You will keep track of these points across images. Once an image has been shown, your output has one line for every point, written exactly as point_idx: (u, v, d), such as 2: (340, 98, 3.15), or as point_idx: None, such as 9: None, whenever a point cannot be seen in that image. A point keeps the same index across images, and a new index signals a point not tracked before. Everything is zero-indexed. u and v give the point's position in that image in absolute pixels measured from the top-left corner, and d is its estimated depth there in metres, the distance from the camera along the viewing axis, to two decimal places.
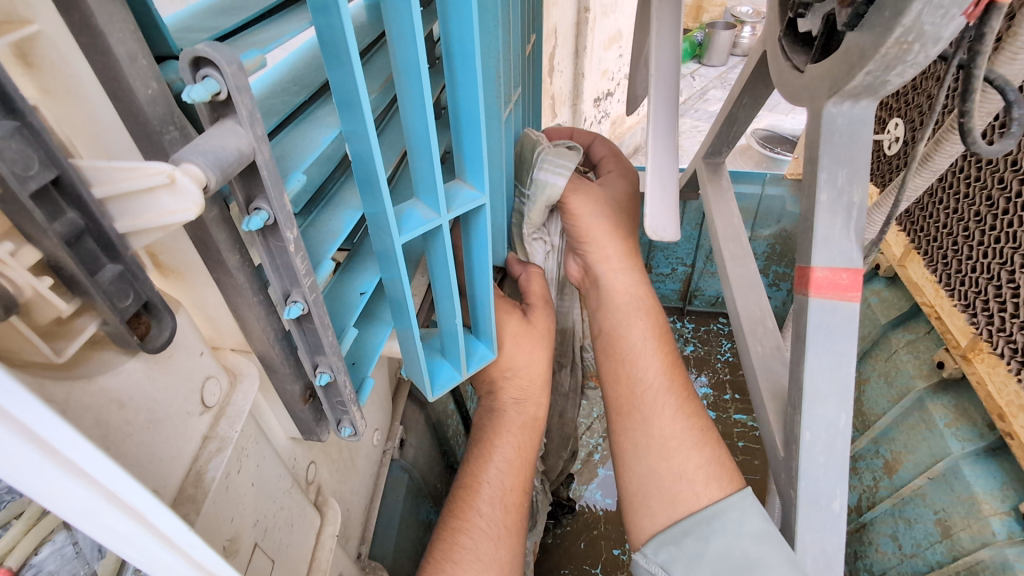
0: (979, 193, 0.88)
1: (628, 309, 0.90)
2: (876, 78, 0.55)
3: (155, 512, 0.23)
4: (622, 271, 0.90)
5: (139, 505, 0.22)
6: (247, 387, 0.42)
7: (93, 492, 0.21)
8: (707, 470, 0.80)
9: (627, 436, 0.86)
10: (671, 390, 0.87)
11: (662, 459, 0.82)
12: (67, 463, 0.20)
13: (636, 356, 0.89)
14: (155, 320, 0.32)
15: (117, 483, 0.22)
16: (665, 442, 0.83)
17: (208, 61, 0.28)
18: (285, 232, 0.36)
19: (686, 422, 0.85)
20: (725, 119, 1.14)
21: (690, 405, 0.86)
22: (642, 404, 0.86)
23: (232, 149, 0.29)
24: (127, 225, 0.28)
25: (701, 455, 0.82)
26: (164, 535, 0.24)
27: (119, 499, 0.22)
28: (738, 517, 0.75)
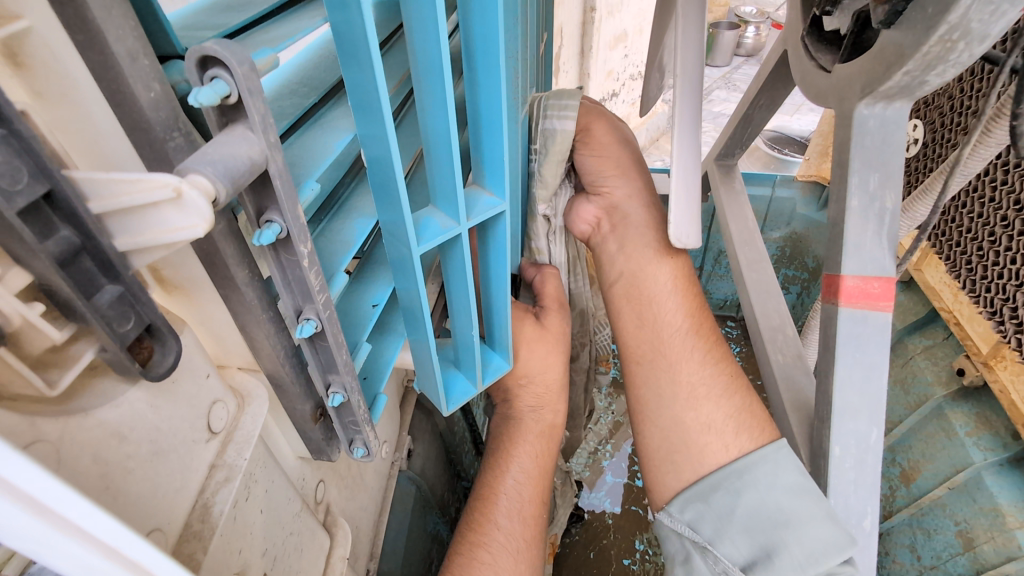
0: (1006, 198, 0.86)
1: (650, 257, 0.86)
2: (915, 79, 0.53)
3: (161, 568, 0.20)
4: (646, 217, 0.87)
5: (144, 561, 0.20)
6: (256, 410, 0.39)
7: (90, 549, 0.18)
8: (737, 419, 0.77)
9: (649, 385, 0.83)
10: (696, 336, 0.83)
11: (689, 409, 0.79)
12: (60, 521, 0.17)
13: (659, 303, 0.85)
14: (159, 344, 0.29)
15: (118, 538, 0.19)
16: (693, 388, 0.80)
17: (217, 60, 0.25)
18: (299, 246, 0.33)
19: (714, 366, 0.81)
20: (740, 121, 1.11)
21: (716, 352, 0.83)
22: (667, 350, 0.83)
23: (243, 158, 0.26)
24: (127, 243, 0.25)
25: (730, 403, 0.78)
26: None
27: (119, 555, 0.19)
28: (772, 469, 0.71)
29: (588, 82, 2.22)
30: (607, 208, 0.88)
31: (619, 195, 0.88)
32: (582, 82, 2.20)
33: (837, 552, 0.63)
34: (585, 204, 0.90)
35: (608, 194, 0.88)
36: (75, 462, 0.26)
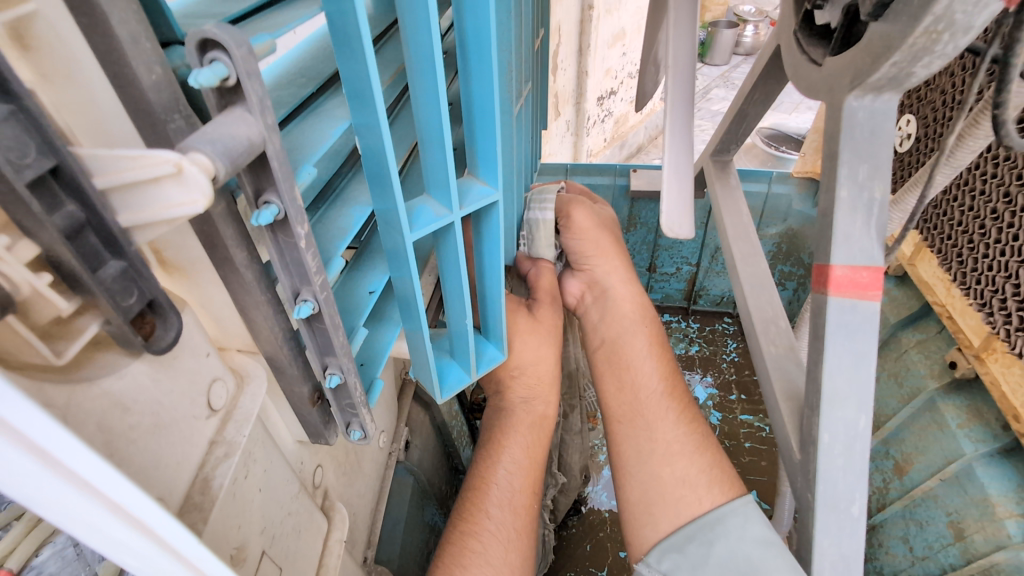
0: (996, 190, 0.87)
1: (631, 325, 0.94)
2: (901, 70, 0.54)
3: (161, 524, 0.21)
4: (624, 285, 0.96)
5: (145, 517, 0.21)
6: (255, 390, 0.40)
7: (98, 504, 0.19)
8: (710, 475, 0.81)
9: (629, 443, 0.87)
10: (671, 396, 0.89)
11: (665, 464, 0.83)
12: (68, 474, 0.18)
13: (637, 364, 0.92)
14: (161, 320, 0.30)
15: (122, 494, 0.20)
16: (668, 446, 0.84)
17: (216, 44, 0.27)
18: (296, 228, 0.34)
19: (688, 427, 0.86)
20: (735, 116, 1.12)
21: (689, 413, 0.88)
22: (644, 409, 0.88)
23: (241, 138, 0.28)
24: (130, 219, 0.26)
25: (703, 459, 0.82)
26: (173, 547, 0.22)
27: (125, 512, 0.20)
28: (740, 522, 0.75)
29: (587, 79, 2.23)
30: (589, 283, 0.95)
31: (602, 272, 0.96)
32: (581, 79, 2.21)
33: None
34: (571, 279, 0.98)
35: (590, 270, 0.95)
36: (81, 429, 0.27)
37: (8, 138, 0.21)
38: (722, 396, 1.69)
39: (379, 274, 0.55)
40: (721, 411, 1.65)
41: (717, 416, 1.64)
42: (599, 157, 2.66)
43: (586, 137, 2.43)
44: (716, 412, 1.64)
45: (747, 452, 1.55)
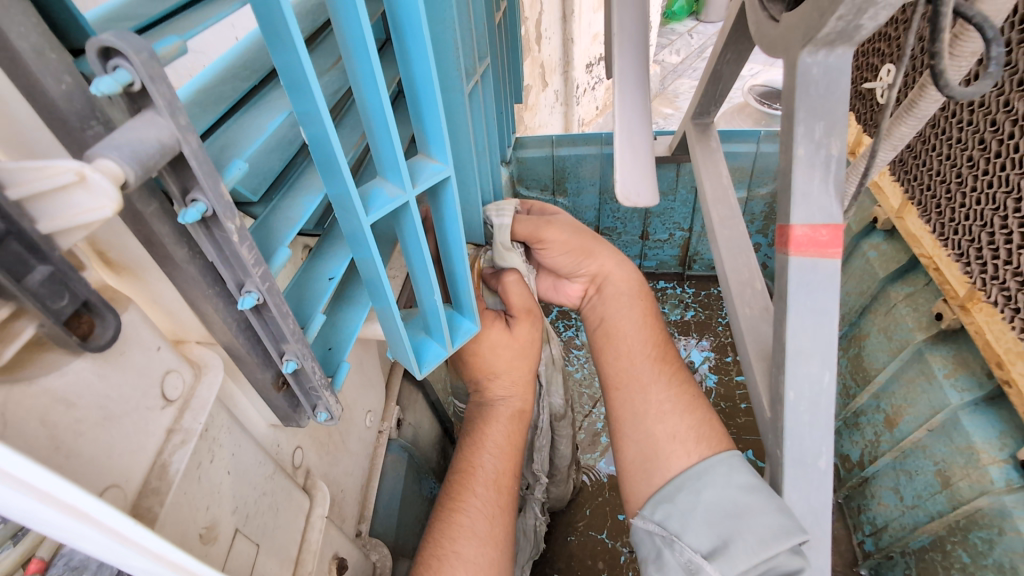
0: (971, 138, 0.86)
1: (626, 301, 0.98)
2: (849, 23, 0.53)
3: (92, 506, 0.23)
4: (619, 266, 1.01)
5: (77, 503, 0.22)
6: (212, 379, 0.42)
7: (26, 495, 0.21)
8: (698, 431, 0.83)
9: (625, 407, 0.89)
10: (665, 361, 0.92)
11: (658, 421, 0.85)
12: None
13: (635, 333, 0.95)
14: (99, 319, 0.32)
15: (48, 482, 0.21)
16: (660, 405, 0.86)
17: (116, 51, 0.27)
18: (226, 222, 0.35)
19: (677, 387, 0.89)
20: (711, 77, 1.10)
21: (682, 376, 0.91)
22: (639, 374, 0.90)
23: (152, 142, 0.29)
24: (49, 226, 0.27)
25: (692, 417, 0.85)
26: (115, 530, 0.24)
27: (54, 499, 0.21)
28: (726, 471, 0.77)
29: (573, 46, 2.17)
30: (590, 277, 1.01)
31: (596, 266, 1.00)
32: (568, 47, 2.16)
33: (786, 537, 0.64)
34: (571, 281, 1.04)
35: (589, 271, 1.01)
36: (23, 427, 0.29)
37: None
38: (718, 359, 1.70)
39: (339, 260, 0.56)
40: (717, 374, 1.66)
41: (714, 379, 1.65)
42: (592, 126, 2.63)
43: (577, 106, 2.40)
44: (711, 375, 1.66)
45: (742, 413, 1.57)
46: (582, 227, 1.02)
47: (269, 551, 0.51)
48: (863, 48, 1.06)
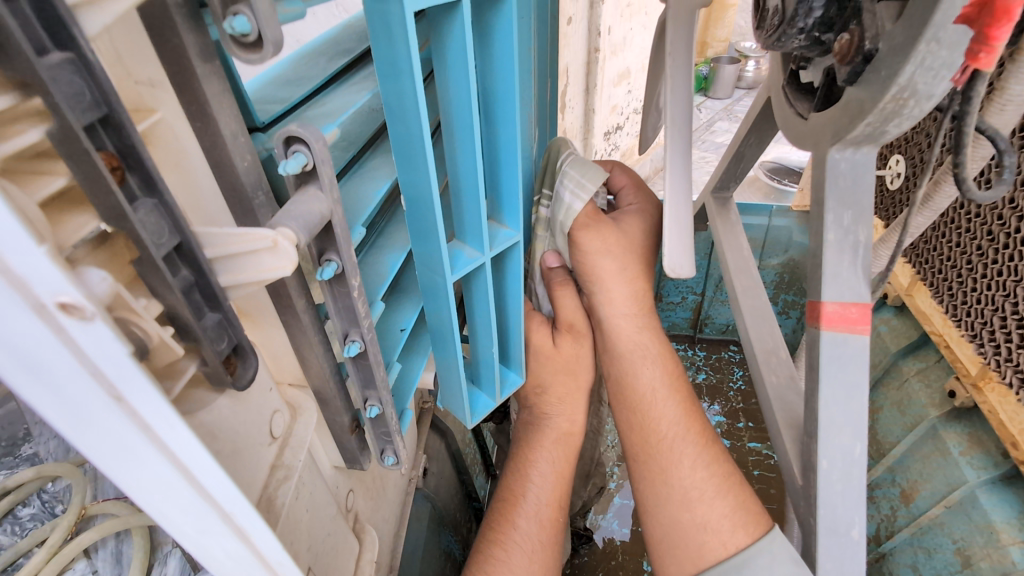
0: (979, 229, 0.92)
1: (637, 354, 0.87)
2: (876, 128, 0.60)
3: (255, 531, 0.27)
4: (630, 308, 0.86)
5: (244, 526, 0.26)
6: (307, 420, 0.46)
7: (214, 512, 0.25)
8: (732, 518, 0.79)
9: (648, 491, 0.84)
10: (689, 437, 0.84)
11: (684, 510, 0.81)
12: (200, 488, 0.24)
13: (650, 402, 0.86)
14: (243, 361, 0.36)
15: (233, 504, 0.25)
16: (685, 492, 0.81)
17: (298, 138, 0.33)
18: (352, 280, 0.40)
19: (705, 469, 0.82)
20: (733, 156, 1.19)
21: (709, 452, 0.84)
22: (658, 453, 0.84)
23: (315, 213, 0.34)
24: (229, 279, 0.32)
25: (725, 503, 0.80)
26: (261, 554, 0.28)
27: (233, 520, 0.26)
28: (768, 562, 0.74)
29: (593, 116, 2.30)
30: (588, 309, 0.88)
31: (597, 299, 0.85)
32: (588, 116, 2.29)
33: None
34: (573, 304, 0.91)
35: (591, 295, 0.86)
36: None
37: (152, 223, 0.27)
38: (730, 423, 1.71)
39: (409, 313, 0.61)
40: (729, 439, 1.67)
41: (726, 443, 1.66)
42: None
43: None
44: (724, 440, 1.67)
45: (755, 480, 1.57)
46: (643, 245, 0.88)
47: None
48: (884, 147, 1.15)
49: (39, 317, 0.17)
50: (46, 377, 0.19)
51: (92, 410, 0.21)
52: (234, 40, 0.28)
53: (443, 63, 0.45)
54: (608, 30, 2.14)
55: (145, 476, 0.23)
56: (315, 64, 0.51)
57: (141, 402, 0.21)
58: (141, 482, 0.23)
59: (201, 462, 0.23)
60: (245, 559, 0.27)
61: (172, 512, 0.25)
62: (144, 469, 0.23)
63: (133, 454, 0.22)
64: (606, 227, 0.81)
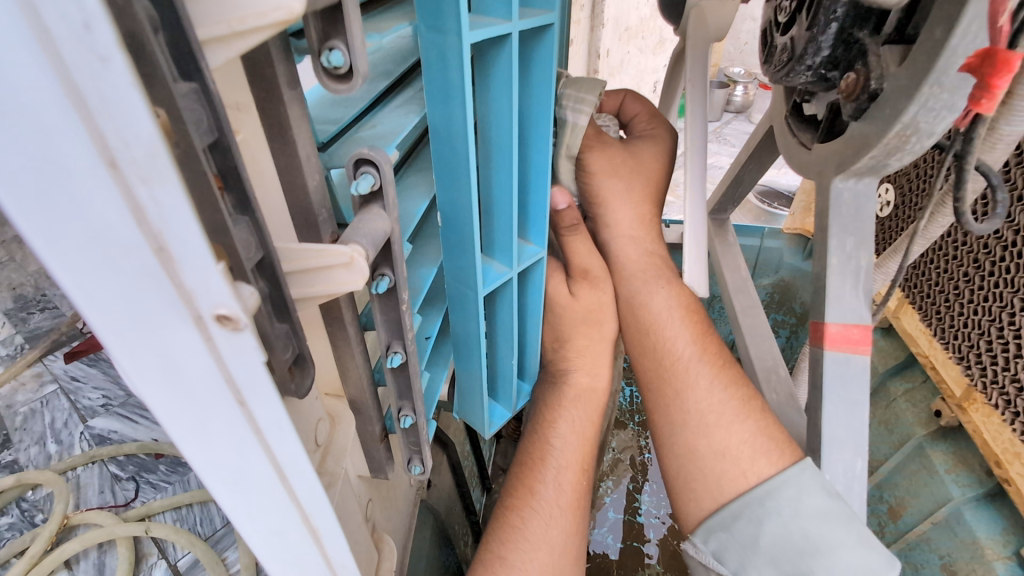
0: (966, 257, 0.98)
1: (651, 284, 0.90)
2: (879, 161, 0.64)
3: (320, 520, 0.30)
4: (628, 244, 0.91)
5: (313, 515, 0.30)
6: (346, 427, 0.48)
7: (292, 504, 0.28)
8: (755, 444, 0.78)
9: (666, 424, 0.86)
10: (703, 360, 0.87)
11: (701, 437, 0.82)
12: (285, 483, 0.27)
13: (663, 331, 0.89)
14: (300, 370, 0.37)
15: (309, 498, 0.29)
16: (702, 416, 0.83)
17: (368, 161, 0.35)
18: (402, 294, 0.42)
19: (723, 392, 0.84)
20: (732, 180, 1.23)
21: (725, 374, 0.86)
22: (670, 376, 0.87)
23: (380, 231, 0.36)
24: (300, 292, 0.33)
25: (745, 428, 0.80)
26: (320, 540, 0.31)
27: (304, 511, 0.29)
28: (795, 493, 0.72)
29: None
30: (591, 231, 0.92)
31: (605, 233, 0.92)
32: None
33: None
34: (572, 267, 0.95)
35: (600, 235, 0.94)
36: None
37: (245, 239, 0.29)
38: None
39: (434, 326, 0.63)
40: None
41: None
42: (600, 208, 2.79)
43: None
44: None
45: None
46: (656, 170, 0.93)
47: None
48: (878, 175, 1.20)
49: (195, 325, 0.21)
50: (184, 381, 0.22)
51: (212, 410, 0.23)
52: (325, 72, 0.30)
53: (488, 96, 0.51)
54: (606, 53, 2.19)
55: (244, 471, 0.26)
56: (357, 86, 0.53)
57: (259, 407, 0.24)
58: (239, 477, 0.26)
59: (293, 460, 0.27)
60: (303, 542, 0.31)
61: (256, 505, 0.28)
62: (245, 466, 0.26)
63: (239, 451, 0.25)
64: (616, 157, 0.89)
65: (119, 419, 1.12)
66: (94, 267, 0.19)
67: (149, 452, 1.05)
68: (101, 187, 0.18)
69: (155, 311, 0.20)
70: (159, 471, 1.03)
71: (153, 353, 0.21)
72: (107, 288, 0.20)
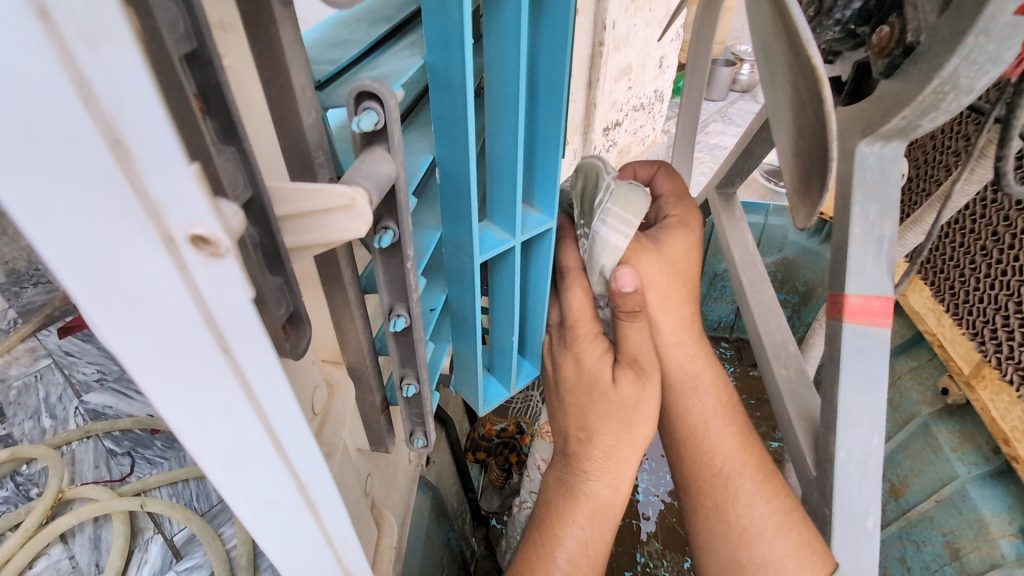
0: (985, 230, 0.95)
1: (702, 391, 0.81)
2: (910, 123, 0.60)
3: (319, 489, 0.28)
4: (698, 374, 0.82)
5: (309, 484, 0.27)
6: (346, 396, 0.45)
7: (286, 471, 0.26)
8: (795, 561, 0.72)
9: (704, 529, 0.80)
10: (747, 470, 0.78)
11: (742, 545, 0.76)
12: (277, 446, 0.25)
13: (706, 435, 0.80)
14: (297, 330, 0.34)
15: (304, 464, 0.26)
16: (746, 528, 0.76)
17: (372, 94, 0.31)
18: (407, 250, 0.38)
19: (767, 501, 0.76)
20: (742, 152, 1.19)
21: (770, 484, 0.77)
22: (713, 484, 0.78)
23: (385, 174, 0.32)
24: (295, 240, 0.30)
25: (788, 541, 0.73)
26: (316, 512, 0.28)
27: (300, 479, 0.26)
28: None
29: (594, 111, 2.30)
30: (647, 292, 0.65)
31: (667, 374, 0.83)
32: (588, 111, 2.29)
33: None
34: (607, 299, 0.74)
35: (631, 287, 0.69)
36: None
37: (231, 171, 0.25)
38: None
39: (436, 294, 0.60)
40: None
41: None
42: None
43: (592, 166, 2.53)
44: None
45: None
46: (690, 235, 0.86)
47: None
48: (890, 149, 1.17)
49: (165, 248, 0.18)
50: (157, 319, 0.20)
51: (189, 354, 0.21)
52: None
53: (495, 40, 0.48)
54: (613, 24, 2.12)
55: (230, 429, 0.23)
56: (356, 30, 0.49)
57: (242, 351, 0.21)
58: (225, 436, 0.24)
59: (287, 419, 0.24)
60: (300, 515, 0.28)
61: (242, 472, 0.25)
62: (230, 423, 0.23)
63: (221, 406, 0.22)
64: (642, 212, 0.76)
65: (113, 394, 1.11)
66: (40, 170, 0.17)
67: (144, 428, 1.05)
68: (39, 56, 0.15)
69: (120, 232, 0.18)
70: (155, 446, 1.03)
71: (118, 284, 0.19)
72: (59, 199, 0.17)
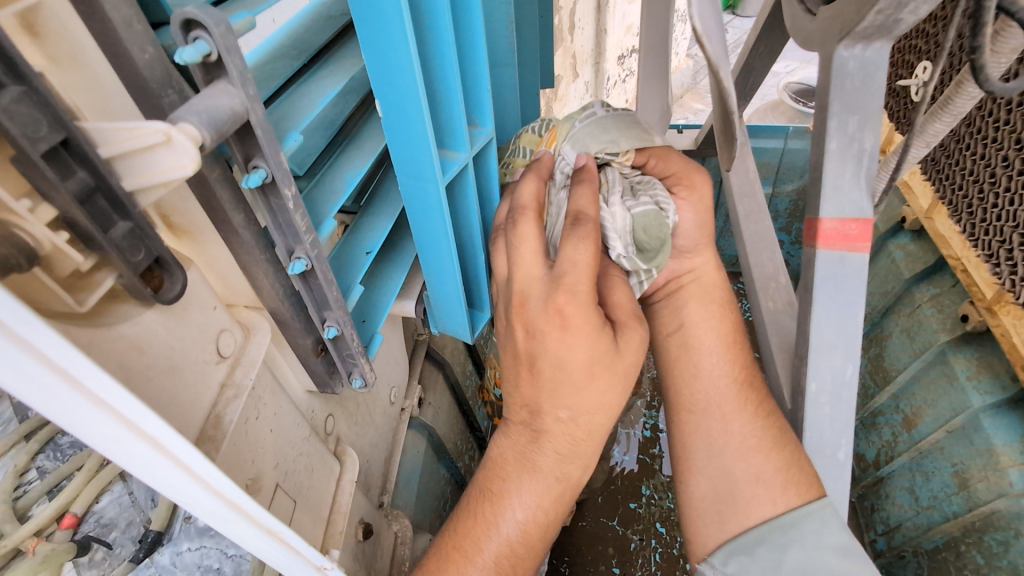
0: (1007, 137, 0.84)
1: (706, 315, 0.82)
2: (888, 17, 0.53)
3: (164, 436, 0.26)
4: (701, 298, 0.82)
5: (148, 427, 0.25)
6: (261, 340, 0.45)
7: (111, 417, 0.24)
8: (787, 474, 0.70)
9: (695, 446, 0.78)
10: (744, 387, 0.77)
11: (738, 459, 0.73)
12: (86, 392, 0.23)
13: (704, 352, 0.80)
14: (167, 275, 0.34)
15: (129, 408, 0.24)
16: (740, 441, 0.74)
17: (197, 23, 0.30)
18: (284, 189, 0.37)
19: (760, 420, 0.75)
20: (742, 70, 1.09)
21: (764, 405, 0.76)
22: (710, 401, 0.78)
23: (226, 109, 0.31)
24: (133, 183, 0.30)
25: (779, 455, 0.71)
26: (173, 455, 0.26)
27: (134, 424, 0.25)
28: (817, 527, 0.67)
29: (605, 37, 2.15)
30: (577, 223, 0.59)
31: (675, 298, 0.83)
32: (599, 38, 2.14)
33: None
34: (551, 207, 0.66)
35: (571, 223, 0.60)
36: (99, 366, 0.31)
37: (24, 114, 0.25)
38: None
39: (375, 236, 0.58)
40: None
41: None
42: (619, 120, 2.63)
43: (606, 98, 2.40)
44: None
45: None
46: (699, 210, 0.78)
47: (305, 507, 0.54)
48: (913, 54, 1.04)
49: None
50: None
51: None
52: None
53: None
54: None
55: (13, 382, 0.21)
56: None
57: None
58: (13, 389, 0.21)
59: (80, 359, 0.22)
60: (156, 463, 0.26)
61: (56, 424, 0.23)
62: (14, 377, 0.21)
63: None
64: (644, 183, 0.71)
65: None
66: None
67: None
68: None
69: None
70: None
71: None
72: None
